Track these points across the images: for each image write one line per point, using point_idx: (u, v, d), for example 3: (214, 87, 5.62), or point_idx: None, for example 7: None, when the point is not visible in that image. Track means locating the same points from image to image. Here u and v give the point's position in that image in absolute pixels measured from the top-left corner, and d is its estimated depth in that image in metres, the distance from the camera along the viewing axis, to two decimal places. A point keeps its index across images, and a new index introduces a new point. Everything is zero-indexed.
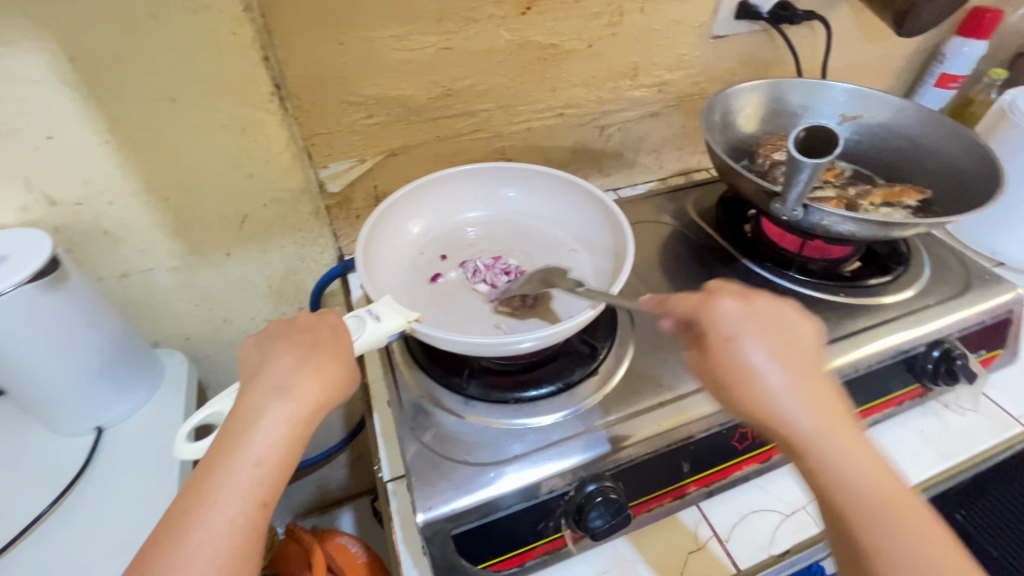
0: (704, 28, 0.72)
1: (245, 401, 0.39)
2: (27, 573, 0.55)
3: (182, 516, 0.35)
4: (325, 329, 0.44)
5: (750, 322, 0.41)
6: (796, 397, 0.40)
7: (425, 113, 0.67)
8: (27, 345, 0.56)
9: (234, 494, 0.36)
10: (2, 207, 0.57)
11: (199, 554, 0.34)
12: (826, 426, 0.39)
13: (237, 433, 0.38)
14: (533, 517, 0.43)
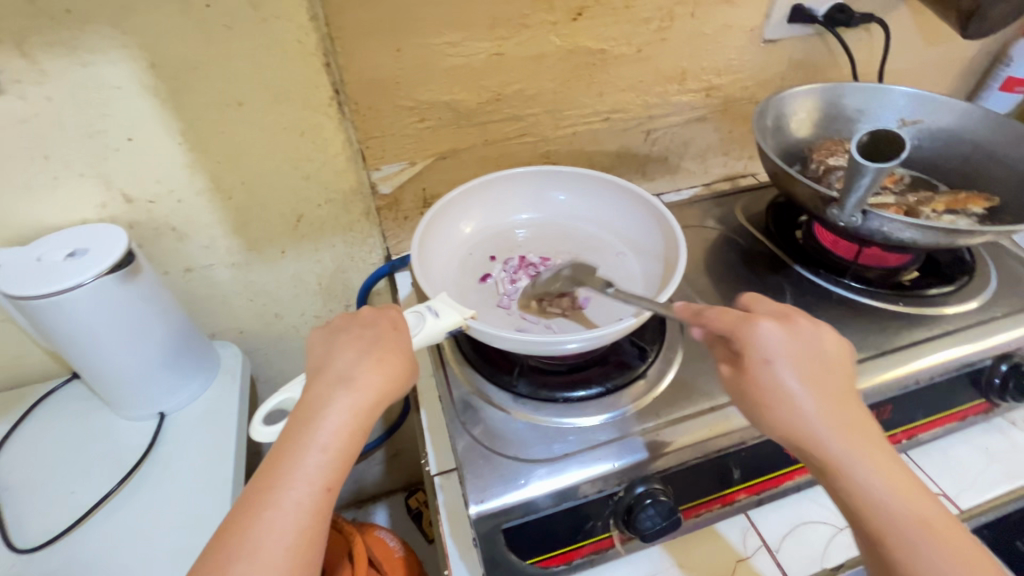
0: (755, 32, 0.72)
1: (313, 390, 0.42)
2: (96, 547, 0.59)
3: (255, 495, 0.38)
4: (385, 325, 0.46)
5: (787, 342, 0.41)
6: (828, 419, 0.40)
7: (474, 118, 0.68)
8: (103, 333, 0.60)
9: (303, 481, 0.38)
10: (84, 204, 0.61)
11: (270, 532, 0.36)
12: (860, 449, 0.39)
13: (306, 421, 0.40)
14: (581, 516, 0.43)
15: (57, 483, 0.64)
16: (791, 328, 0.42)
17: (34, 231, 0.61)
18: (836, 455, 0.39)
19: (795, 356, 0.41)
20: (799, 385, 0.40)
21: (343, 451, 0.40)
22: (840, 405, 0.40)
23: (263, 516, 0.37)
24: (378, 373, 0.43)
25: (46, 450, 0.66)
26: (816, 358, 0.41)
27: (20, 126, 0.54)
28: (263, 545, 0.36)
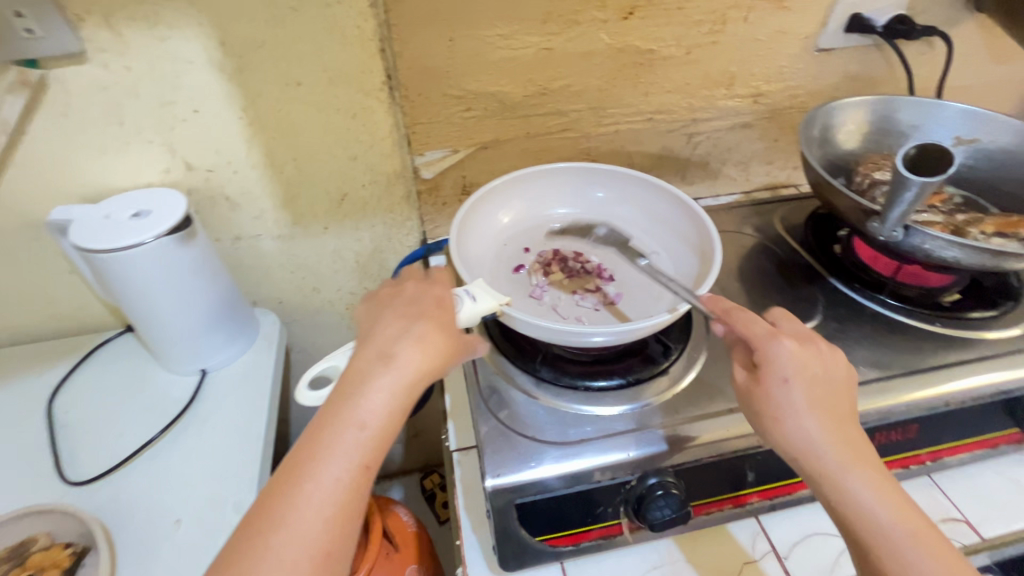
0: (810, 40, 0.71)
1: (354, 365, 0.44)
2: (137, 487, 0.63)
3: (298, 465, 0.40)
4: (427, 302, 0.48)
5: (802, 361, 0.42)
6: (831, 438, 0.40)
7: (519, 110, 0.70)
8: (157, 291, 0.64)
9: (345, 450, 0.40)
10: (149, 168, 0.65)
11: (311, 502, 0.39)
12: (860, 468, 0.39)
13: (350, 395, 0.42)
14: (593, 501, 0.44)
15: (106, 427, 0.69)
16: (808, 348, 0.43)
17: (103, 191, 0.66)
18: (834, 471, 0.39)
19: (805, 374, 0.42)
20: (806, 401, 0.41)
21: (383, 424, 0.42)
22: (844, 426, 0.41)
23: (307, 482, 0.39)
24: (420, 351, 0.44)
25: (99, 395, 0.72)
26: (827, 380, 0.42)
27: (100, 93, 0.58)
28: (308, 508, 0.38)
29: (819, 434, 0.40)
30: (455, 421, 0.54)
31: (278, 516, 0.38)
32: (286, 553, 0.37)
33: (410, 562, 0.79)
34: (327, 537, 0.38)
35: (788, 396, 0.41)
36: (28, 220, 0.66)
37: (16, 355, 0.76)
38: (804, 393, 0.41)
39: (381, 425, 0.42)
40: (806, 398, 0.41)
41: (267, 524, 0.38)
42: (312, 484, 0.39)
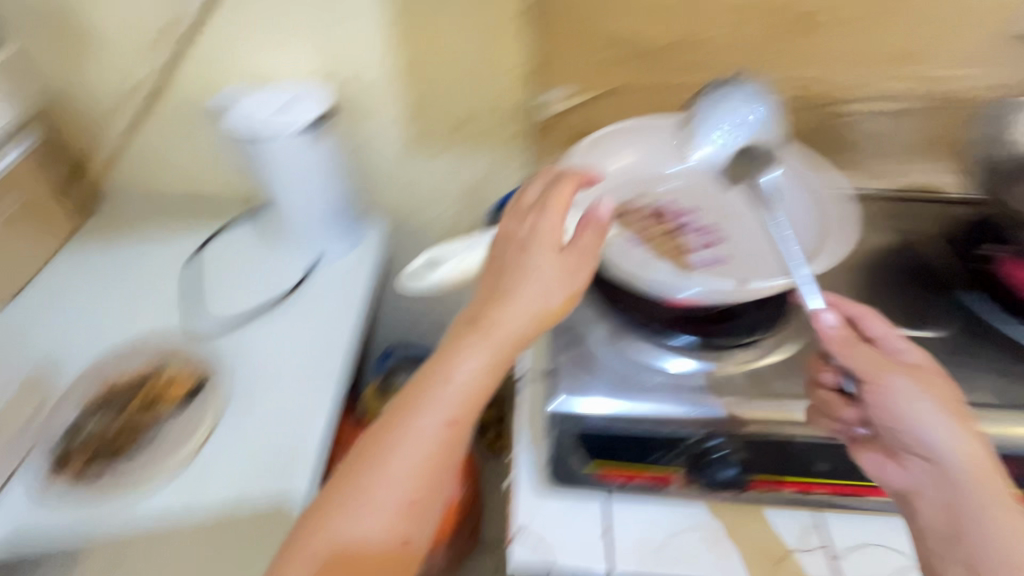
0: (1004, 24, 0.63)
1: (451, 330, 0.45)
2: (244, 343, 0.71)
3: (394, 416, 0.43)
4: (516, 252, 0.45)
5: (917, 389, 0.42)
6: (958, 455, 0.40)
7: (656, 59, 0.68)
8: (288, 177, 0.70)
9: (431, 417, 0.42)
10: (306, 63, 0.73)
11: (402, 451, 0.41)
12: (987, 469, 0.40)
13: (441, 364, 0.43)
14: (648, 449, 0.45)
15: (229, 287, 0.78)
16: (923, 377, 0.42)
17: (264, 77, 0.74)
18: (963, 475, 0.40)
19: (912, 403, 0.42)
20: (932, 422, 0.41)
21: (473, 390, 0.43)
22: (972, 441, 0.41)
23: (401, 432, 0.42)
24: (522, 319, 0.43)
25: (227, 260, 0.81)
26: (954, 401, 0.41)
27: None
28: (395, 467, 0.41)
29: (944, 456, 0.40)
30: (529, 348, 0.57)
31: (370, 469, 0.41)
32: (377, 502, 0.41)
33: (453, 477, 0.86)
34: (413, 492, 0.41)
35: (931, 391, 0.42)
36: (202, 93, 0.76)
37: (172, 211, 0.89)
38: (943, 393, 0.42)
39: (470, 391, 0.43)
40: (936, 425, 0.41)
41: (360, 472, 0.42)
42: (399, 443, 0.42)
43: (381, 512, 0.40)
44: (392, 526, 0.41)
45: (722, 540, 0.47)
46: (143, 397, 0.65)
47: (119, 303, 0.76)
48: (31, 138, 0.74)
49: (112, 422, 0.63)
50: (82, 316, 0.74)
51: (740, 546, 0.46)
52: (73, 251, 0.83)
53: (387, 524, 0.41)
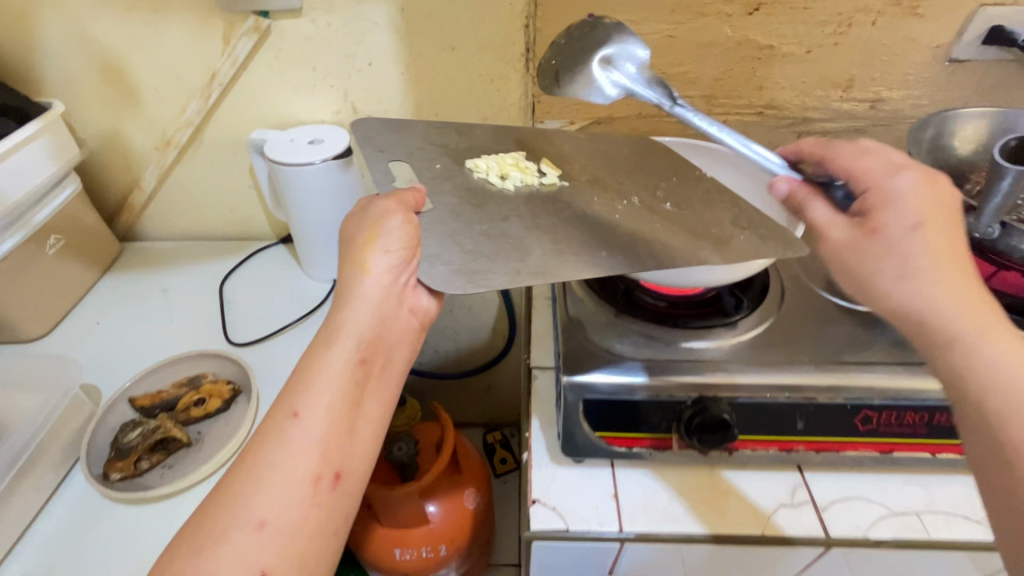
0: (942, 50, 0.71)
1: (354, 273, 0.52)
2: (262, 358, 0.76)
3: (261, 447, 0.45)
4: (365, 215, 0.55)
5: (923, 197, 0.44)
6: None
7: (636, 91, 0.76)
8: (310, 207, 0.78)
9: (318, 422, 0.46)
10: (326, 109, 0.80)
11: (299, 443, 0.45)
12: (949, 294, 0.41)
13: (355, 273, 0.52)
14: (650, 411, 0.49)
15: (261, 306, 0.84)
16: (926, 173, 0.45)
17: (286, 121, 0.81)
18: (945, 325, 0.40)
19: (925, 208, 0.43)
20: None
21: (393, 281, 0.52)
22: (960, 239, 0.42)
23: (296, 421, 0.46)
24: (406, 221, 0.53)
25: (251, 289, 0.87)
26: (949, 197, 0.44)
27: (306, 41, 0.73)
28: (303, 440, 0.45)
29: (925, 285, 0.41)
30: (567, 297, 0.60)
31: (253, 481, 0.44)
32: (266, 522, 0.42)
33: (469, 485, 0.96)
34: (321, 466, 0.45)
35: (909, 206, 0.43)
36: (230, 138, 0.84)
37: (195, 245, 0.96)
38: (909, 222, 0.43)
39: (388, 282, 0.52)
40: (924, 228, 0.42)
41: (256, 460, 0.45)
42: (306, 403, 0.46)
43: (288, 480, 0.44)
44: (321, 500, 0.44)
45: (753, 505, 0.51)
46: (189, 403, 0.68)
47: (153, 328, 0.81)
48: (75, 179, 0.80)
49: (159, 426, 0.65)
50: (121, 337, 0.79)
51: (734, 504, 0.51)
52: (104, 287, 0.88)
53: (308, 501, 0.44)
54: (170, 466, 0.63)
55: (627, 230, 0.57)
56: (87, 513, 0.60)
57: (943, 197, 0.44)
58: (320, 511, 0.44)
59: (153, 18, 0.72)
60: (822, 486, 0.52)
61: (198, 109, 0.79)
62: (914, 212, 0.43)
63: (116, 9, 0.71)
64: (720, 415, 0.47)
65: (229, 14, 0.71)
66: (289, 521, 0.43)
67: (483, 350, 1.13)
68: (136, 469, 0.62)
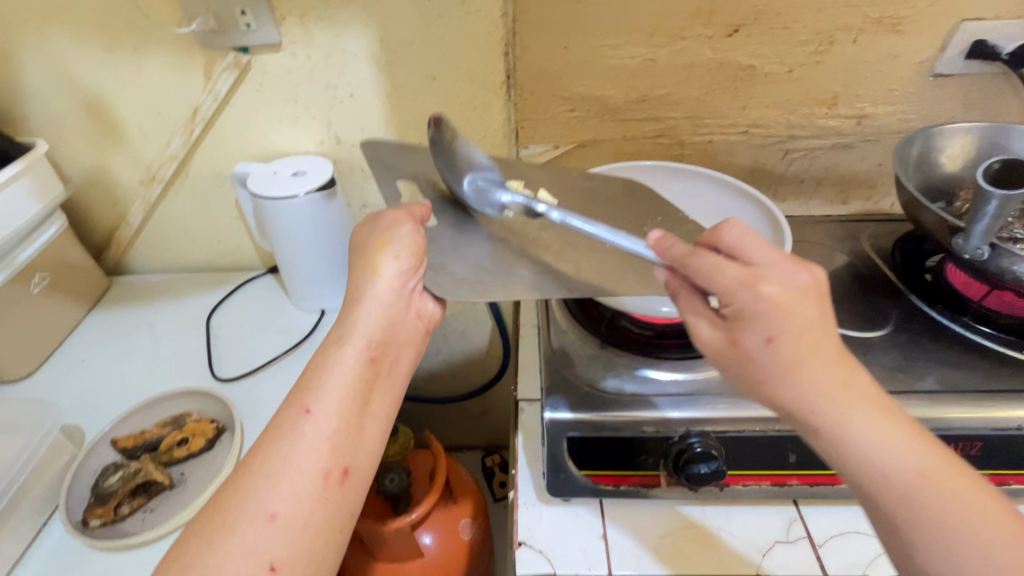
0: (925, 65, 0.70)
1: (363, 274, 0.49)
2: (248, 393, 0.75)
3: (268, 445, 0.42)
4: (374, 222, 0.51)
5: (786, 309, 0.40)
6: (914, 484, 0.38)
7: (619, 113, 0.75)
8: (295, 240, 0.77)
9: (330, 420, 0.43)
10: (309, 140, 0.79)
11: (306, 443, 0.42)
12: (834, 397, 0.39)
13: (363, 276, 0.49)
14: (634, 447, 0.49)
15: (248, 339, 0.83)
16: (778, 275, 0.41)
17: (269, 152, 0.81)
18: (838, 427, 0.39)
19: (790, 319, 0.40)
20: (912, 468, 0.38)
21: (401, 286, 0.49)
22: (828, 335, 0.40)
23: (304, 418, 0.43)
24: (415, 231, 0.50)
25: (240, 322, 0.86)
26: (809, 295, 0.41)
27: (287, 75, 0.73)
28: (315, 436, 0.42)
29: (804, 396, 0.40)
30: (551, 329, 0.59)
31: (264, 474, 0.41)
32: (278, 514, 0.40)
33: (464, 516, 0.93)
34: (330, 462, 0.43)
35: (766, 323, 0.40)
36: (215, 171, 0.83)
37: (183, 278, 0.95)
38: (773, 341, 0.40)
39: (396, 287, 0.49)
40: (794, 343, 0.40)
41: (268, 451, 0.42)
42: (314, 403, 0.43)
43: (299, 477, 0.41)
44: (329, 495, 0.42)
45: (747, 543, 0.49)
46: (172, 443, 0.67)
47: (139, 365, 0.80)
48: (61, 216, 0.80)
49: (141, 469, 0.64)
50: (107, 375, 0.78)
51: (728, 541, 0.49)
52: (90, 323, 0.86)
53: (318, 495, 0.41)
54: (150, 510, 0.62)
55: (611, 259, 0.56)
56: (68, 562, 0.59)
57: (808, 298, 0.41)
58: (328, 511, 0.42)
59: (134, 56, 0.72)
60: (819, 520, 0.50)
61: (181, 143, 0.79)
62: (778, 326, 0.40)
63: (97, 49, 0.71)
64: (706, 449, 0.47)
65: (209, 50, 0.71)
66: (300, 514, 0.40)
67: (477, 373, 1.10)
68: (116, 515, 0.61)
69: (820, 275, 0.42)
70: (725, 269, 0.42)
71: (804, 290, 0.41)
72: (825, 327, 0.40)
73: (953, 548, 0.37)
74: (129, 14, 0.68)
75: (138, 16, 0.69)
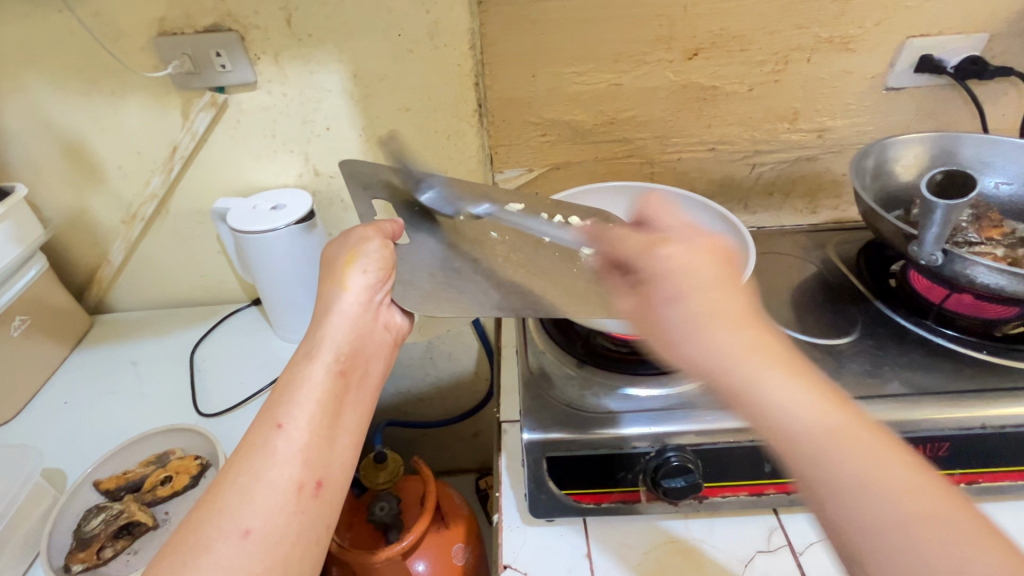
0: (878, 80, 0.73)
1: (330, 290, 0.50)
2: (233, 428, 0.75)
3: (236, 465, 0.40)
4: (345, 242, 0.53)
5: (684, 268, 0.41)
6: (821, 442, 0.35)
7: (590, 136, 0.78)
8: (277, 273, 0.78)
9: (303, 432, 0.42)
10: (289, 174, 0.81)
11: (278, 457, 0.40)
12: (735, 355, 0.37)
13: (331, 290, 0.50)
14: (616, 464, 0.49)
15: (232, 373, 0.83)
16: (679, 238, 0.43)
17: (250, 187, 0.82)
18: (751, 391, 0.36)
19: (691, 278, 0.40)
20: (820, 423, 0.35)
21: (369, 298, 0.50)
22: (731, 296, 0.40)
23: (275, 432, 0.41)
24: (384, 245, 0.52)
25: (225, 355, 0.86)
26: (707, 255, 0.42)
27: (263, 111, 0.75)
28: (288, 449, 0.41)
29: (710, 357, 0.38)
30: (530, 349, 0.61)
31: (235, 493, 0.39)
32: (253, 531, 0.38)
33: (458, 540, 0.92)
34: (303, 473, 0.41)
35: (693, 282, 0.40)
36: (196, 207, 0.84)
37: (167, 315, 0.95)
38: (678, 303, 0.40)
39: (363, 299, 0.50)
40: (694, 301, 0.39)
41: (238, 470, 0.40)
42: (286, 415, 0.42)
43: (271, 492, 0.39)
44: (304, 508, 0.40)
45: (729, 553, 0.50)
46: (156, 482, 0.67)
47: (123, 404, 0.79)
48: (41, 258, 0.80)
49: (123, 510, 0.64)
50: (91, 416, 0.78)
51: (711, 552, 0.50)
52: (73, 363, 0.86)
53: (292, 507, 0.39)
54: (135, 551, 0.62)
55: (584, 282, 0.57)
56: None
57: (715, 261, 0.41)
58: (300, 524, 0.39)
59: (112, 99, 0.73)
60: (799, 528, 0.51)
61: (161, 181, 0.80)
62: (677, 285, 0.40)
63: (74, 93, 0.73)
64: (682, 463, 0.48)
65: (186, 91, 0.73)
66: (275, 529, 0.38)
67: (465, 395, 1.10)
68: (99, 559, 0.60)
69: (727, 240, 0.43)
70: (630, 238, 0.46)
71: (707, 252, 0.42)
72: (732, 288, 0.40)
73: (868, 503, 0.33)
74: (106, 60, 0.70)
75: (115, 61, 0.70)
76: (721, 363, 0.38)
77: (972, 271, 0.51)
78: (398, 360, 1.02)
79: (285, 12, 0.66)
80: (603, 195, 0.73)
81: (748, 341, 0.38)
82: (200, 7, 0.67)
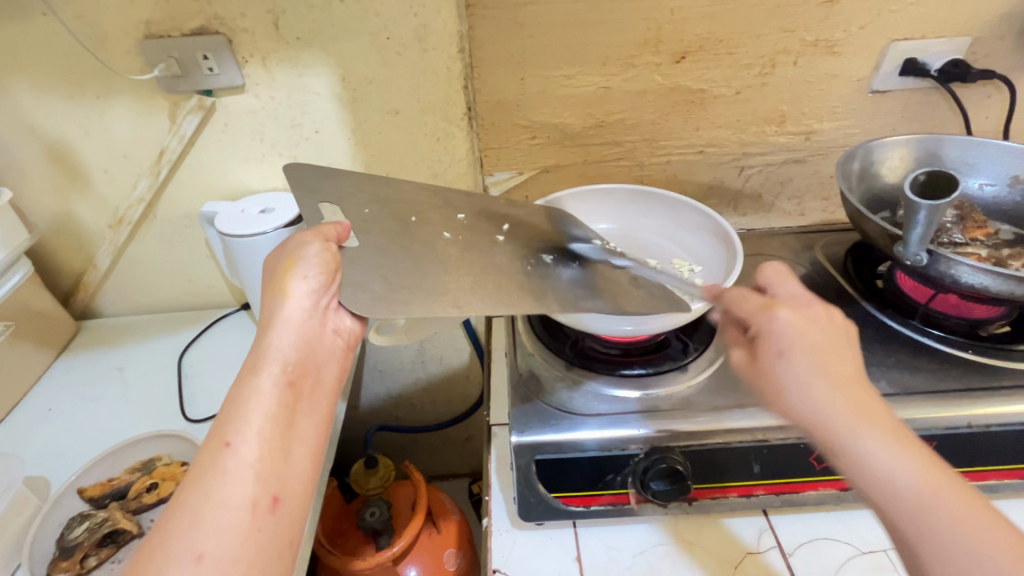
0: (863, 82, 0.74)
1: (271, 300, 0.48)
2: None
3: (186, 488, 0.39)
4: (284, 248, 0.50)
5: (800, 331, 0.42)
6: (927, 508, 0.35)
7: (579, 139, 0.78)
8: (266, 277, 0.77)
9: (252, 448, 0.41)
10: (277, 177, 0.80)
11: (230, 477, 0.40)
12: (842, 414, 0.38)
13: (272, 301, 0.48)
14: (606, 466, 0.49)
15: (221, 378, 0.82)
16: (797, 305, 0.44)
17: (238, 190, 0.82)
18: (844, 444, 0.38)
19: (807, 342, 0.41)
20: (929, 497, 0.36)
21: (314, 304, 0.48)
22: (843, 363, 0.41)
23: (225, 450, 0.41)
24: (326, 247, 0.49)
25: (214, 360, 0.85)
26: (826, 325, 0.42)
27: (251, 115, 0.74)
28: (238, 468, 0.40)
29: (811, 411, 0.39)
30: (520, 351, 0.60)
31: (186, 517, 0.38)
32: (207, 555, 0.37)
33: (449, 546, 0.91)
34: (258, 490, 0.40)
35: (800, 345, 0.41)
36: (184, 211, 0.84)
37: (155, 320, 0.94)
38: (792, 367, 0.41)
39: (308, 306, 0.48)
40: (805, 363, 0.40)
41: (189, 493, 0.39)
42: (235, 433, 0.41)
43: (224, 514, 0.39)
44: (261, 525, 0.39)
45: (716, 554, 0.50)
46: (141, 489, 0.66)
47: (107, 411, 0.78)
48: (27, 263, 0.79)
49: (108, 518, 0.62)
50: (74, 423, 0.77)
51: (700, 553, 0.50)
52: (57, 370, 0.85)
53: (248, 525, 0.39)
54: (120, 561, 0.61)
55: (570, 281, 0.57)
56: None
57: (829, 330, 0.42)
58: (257, 543, 0.39)
59: (98, 103, 0.73)
60: (788, 529, 0.51)
61: (148, 186, 0.79)
62: (789, 342, 0.41)
63: (58, 96, 0.72)
64: (671, 464, 0.48)
65: (173, 94, 0.72)
66: (231, 550, 0.38)
67: (457, 399, 1.10)
68: (82, 568, 0.60)
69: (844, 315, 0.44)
70: (749, 298, 0.46)
71: (826, 323, 0.43)
72: (847, 357, 0.41)
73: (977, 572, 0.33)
74: (92, 64, 0.70)
75: (99, 65, 0.70)
76: (818, 416, 0.39)
77: (956, 271, 0.51)
78: (388, 363, 1.02)
79: (273, 15, 0.66)
80: (591, 199, 0.73)
81: (858, 407, 0.39)
82: (187, 10, 0.66)
